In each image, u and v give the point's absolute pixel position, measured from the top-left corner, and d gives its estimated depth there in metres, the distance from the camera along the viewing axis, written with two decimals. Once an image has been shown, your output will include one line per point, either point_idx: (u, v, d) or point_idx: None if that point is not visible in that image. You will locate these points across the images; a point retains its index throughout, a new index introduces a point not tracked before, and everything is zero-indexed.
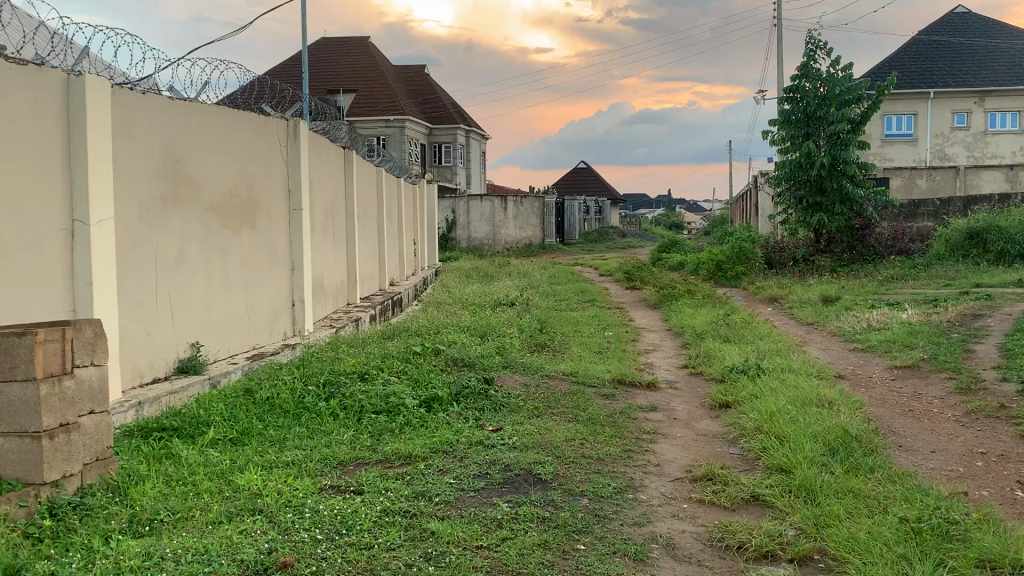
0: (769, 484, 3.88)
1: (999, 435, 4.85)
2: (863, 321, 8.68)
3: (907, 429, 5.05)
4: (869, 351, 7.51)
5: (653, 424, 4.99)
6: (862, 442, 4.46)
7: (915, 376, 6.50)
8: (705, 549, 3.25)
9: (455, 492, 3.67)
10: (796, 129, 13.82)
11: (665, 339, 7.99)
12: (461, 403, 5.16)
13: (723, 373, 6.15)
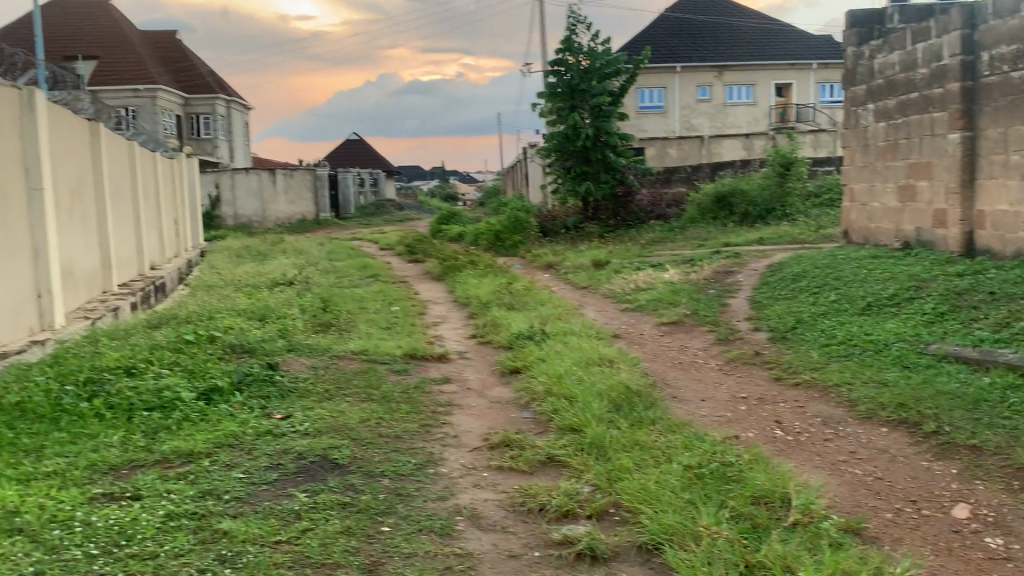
0: (563, 445, 4.00)
1: (757, 380, 5.34)
2: (632, 283, 9.18)
3: (679, 381, 5.42)
4: (639, 310, 7.99)
5: (447, 397, 4.99)
6: (642, 397, 4.73)
7: (682, 331, 7.00)
8: (508, 515, 3.29)
9: (247, 487, 3.46)
10: (561, 102, 14.26)
11: (452, 310, 8.05)
12: (244, 391, 4.87)
13: (510, 340, 6.29)
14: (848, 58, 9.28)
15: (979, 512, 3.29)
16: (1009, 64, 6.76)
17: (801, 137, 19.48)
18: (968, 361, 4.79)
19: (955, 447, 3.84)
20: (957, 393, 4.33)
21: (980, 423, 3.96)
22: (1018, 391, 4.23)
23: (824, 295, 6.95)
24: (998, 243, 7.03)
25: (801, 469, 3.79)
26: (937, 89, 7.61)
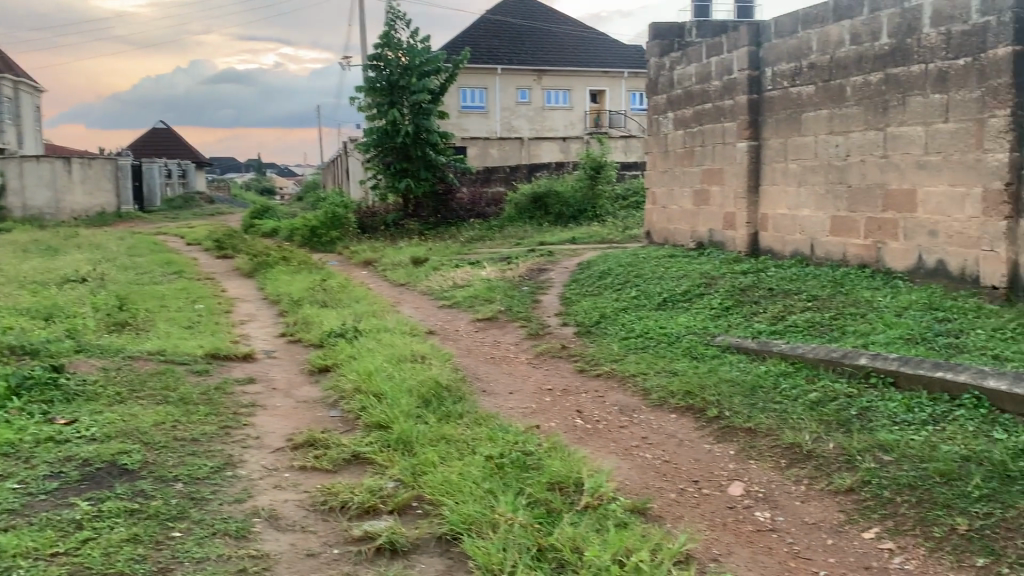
0: (369, 442, 4.00)
1: (562, 372, 5.56)
2: (449, 281, 9.27)
3: (488, 375, 5.54)
4: (454, 307, 8.08)
5: (251, 397, 4.83)
6: (450, 391, 4.81)
7: (495, 326, 7.15)
8: (308, 514, 3.25)
9: (21, 498, 3.20)
10: (381, 97, 14.14)
11: (262, 308, 7.79)
12: (23, 396, 4.49)
13: (321, 338, 6.18)
14: (651, 67, 9.82)
15: (750, 489, 3.59)
16: (788, 80, 7.41)
17: (612, 142, 20.39)
18: (747, 351, 5.21)
19: (733, 430, 4.17)
20: (737, 380, 4.71)
21: (755, 408, 4.32)
22: (788, 377, 4.66)
23: (627, 291, 7.33)
24: (778, 244, 7.70)
25: (596, 455, 3.99)
26: (728, 100, 8.21)
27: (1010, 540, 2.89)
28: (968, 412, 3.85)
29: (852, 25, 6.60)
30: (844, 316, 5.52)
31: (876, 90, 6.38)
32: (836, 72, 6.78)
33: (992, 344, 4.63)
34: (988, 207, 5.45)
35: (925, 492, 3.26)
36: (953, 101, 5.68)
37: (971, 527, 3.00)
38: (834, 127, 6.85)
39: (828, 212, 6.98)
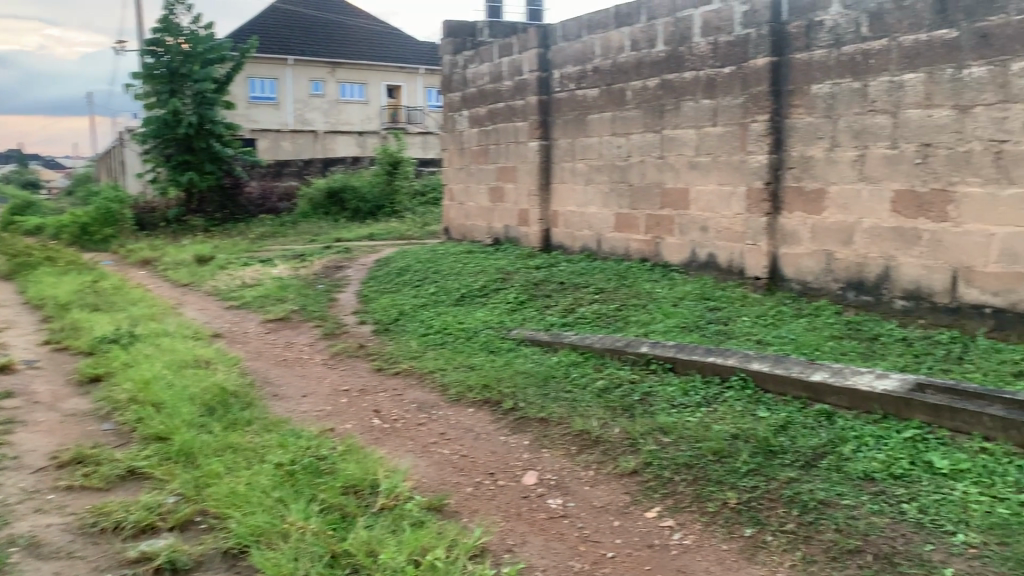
0: (146, 455, 3.71)
1: (358, 371, 5.45)
2: (238, 280, 8.84)
3: (280, 378, 5.33)
4: (244, 308, 7.72)
5: (7, 414, 4.35)
6: (238, 398, 4.58)
7: (287, 327, 6.90)
8: (75, 539, 2.96)
9: None
10: (160, 84, 13.24)
11: (22, 314, 7.05)
12: None
13: (92, 345, 5.68)
14: (444, 65, 9.87)
15: (543, 477, 3.69)
16: (574, 82, 7.70)
17: (410, 138, 20.34)
18: (541, 342, 5.36)
19: (528, 420, 4.28)
20: (531, 372, 4.83)
21: (547, 398, 4.45)
22: (578, 367, 4.84)
23: (425, 288, 7.32)
24: (569, 239, 8.00)
25: (393, 454, 3.95)
26: (519, 100, 8.41)
27: (773, 510, 3.14)
28: (736, 393, 4.17)
29: (632, 31, 6.95)
30: (628, 307, 5.82)
31: (653, 95, 6.76)
32: (618, 76, 7.12)
33: (756, 330, 5.05)
34: (751, 204, 5.94)
35: (700, 469, 3.49)
36: (721, 106, 6.13)
37: (740, 500, 3.24)
38: (617, 128, 7.19)
39: (614, 208, 7.33)
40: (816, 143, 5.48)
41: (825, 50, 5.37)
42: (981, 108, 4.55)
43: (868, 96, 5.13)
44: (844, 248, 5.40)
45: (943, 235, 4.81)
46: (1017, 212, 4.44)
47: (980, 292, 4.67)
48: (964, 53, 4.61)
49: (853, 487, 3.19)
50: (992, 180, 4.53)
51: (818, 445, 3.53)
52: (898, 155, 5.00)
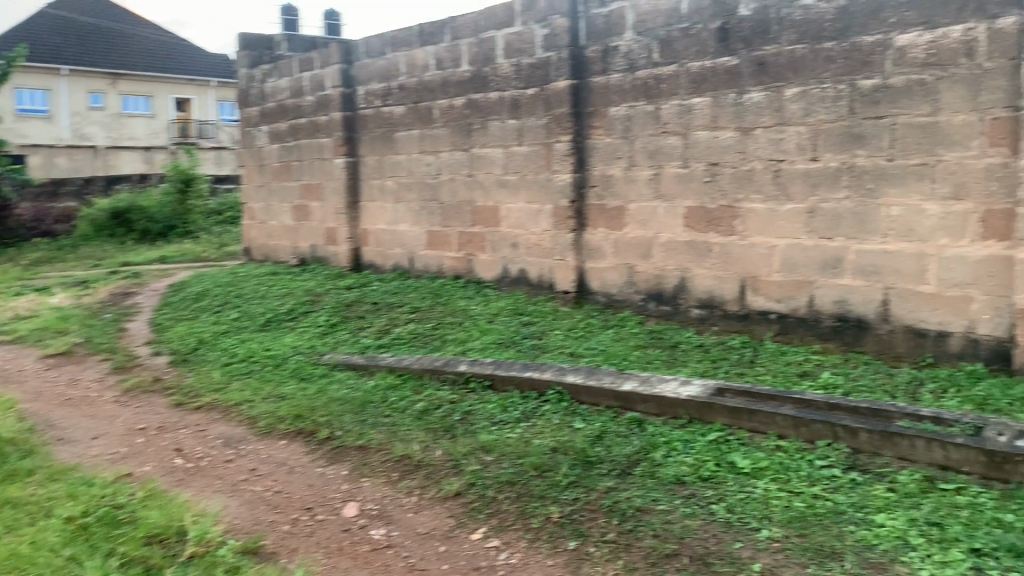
0: None
1: (156, 407, 5.05)
2: (9, 312, 7.96)
3: (64, 420, 4.84)
4: (17, 343, 6.95)
5: None
6: (15, 446, 4.10)
7: (70, 362, 6.28)
8: None
9: None
10: None
11: None
12: None
13: None
14: (241, 79, 9.45)
15: (364, 508, 3.57)
16: (380, 100, 7.61)
17: (203, 154, 19.35)
18: (355, 367, 5.22)
19: (345, 449, 4.13)
20: (346, 397, 4.68)
21: (365, 424, 4.32)
22: (395, 390, 4.75)
23: (226, 313, 6.94)
24: (379, 258, 7.88)
25: (200, 496, 3.67)
26: (323, 116, 8.20)
27: (594, 521, 3.20)
28: (553, 406, 4.25)
29: (436, 50, 6.97)
30: (443, 326, 5.80)
31: (459, 113, 6.82)
32: (424, 94, 7.12)
33: (568, 343, 5.19)
34: (557, 221, 6.11)
35: (522, 486, 3.51)
36: (526, 126, 6.27)
37: (562, 514, 3.28)
38: (424, 146, 7.18)
39: (423, 226, 7.30)
40: (616, 162, 5.73)
41: (621, 73, 5.63)
42: (760, 130, 4.94)
43: (661, 118, 5.43)
44: (644, 261, 5.66)
45: (732, 248, 5.16)
46: (795, 225, 4.85)
47: (766, 299, 5.05)
48: (744, 79, 4.98)
49: (667, 492, 3.33)
50: (773, 196, 4.92)
51: (632, 453, 3.66)
52: (690, 174, 5.32)
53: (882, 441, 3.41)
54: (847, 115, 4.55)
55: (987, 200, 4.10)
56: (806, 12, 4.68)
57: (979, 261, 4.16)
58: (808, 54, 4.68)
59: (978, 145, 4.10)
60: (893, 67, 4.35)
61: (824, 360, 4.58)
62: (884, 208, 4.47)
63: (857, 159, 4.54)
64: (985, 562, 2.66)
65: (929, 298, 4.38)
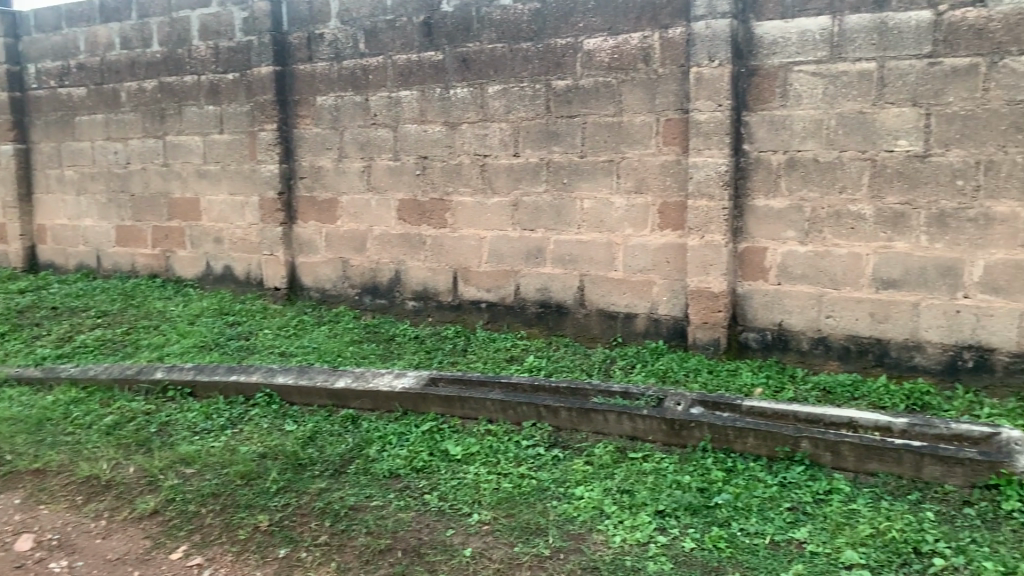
0: None
1: None
2: None
3: None
4: None
5: None
6: None
7: None
8: None
9: None
10: None
11: None
12: None
13: None
14: None
15: (42, 539, 3.16)
16: (55, 80, 6.79)
17: None
18: (30, 381, 4.62)
19: (18, 475, 3.63)
20: (19, 417, 4.11)
21: (42, 445, 3.83)
22: (79, 404, 4.26)
23: None
24: (61, 257, 7.05)
25: None
26: None
27: (305, 525, 3.09)
28: (262, 410, 4.05)
29: (121, 28, 6.36)
30: (137, 330, 5.31)
31: (151, 98, 6.28)
32: (109, 76, 6.47)
33: (278, 342, 4.98)
34: (263, 214, 5.84)
35: (228, 497, 3.30)
36: (226, 114, 5.92)
37: (271, 522, 3.12)
38: (111, 133, 6.53)
39: (113, 221, 6.65)
40: (325, 153, 5.60)
41: (327, 63, 5.49)
42: (465, 125, 5.06)
43: (370, 110, 5.38)
44: (356, 255, 5.59)
45: (443, 240, 5.25)
46: (501, 217, 5.04)
47: (476, 290, 5.20)
48: (449, 74, 5.07)
49: (381, 487, 3.30)
50: (479, 190, 5.08)
51: (345, 451, 3.59)
52: (400, 167, 5.33)
53: (580, 417, 3.64)
54: (544, 112, 4.80)
55: (664, 193, 4.52)
56: (504, 12, 4.83)
57: (660, 248, 4.59)
58: (507, 52, 4.85)
59: (655, 143, 4.50)
60: (583, 69, 4.64)
61: (530, 345, 4.81)
62: (578, 201, 4.78)
63: (553, 155, 4.81)
64: (668, 522, 2.92)
65: (618, 283, 4.75)
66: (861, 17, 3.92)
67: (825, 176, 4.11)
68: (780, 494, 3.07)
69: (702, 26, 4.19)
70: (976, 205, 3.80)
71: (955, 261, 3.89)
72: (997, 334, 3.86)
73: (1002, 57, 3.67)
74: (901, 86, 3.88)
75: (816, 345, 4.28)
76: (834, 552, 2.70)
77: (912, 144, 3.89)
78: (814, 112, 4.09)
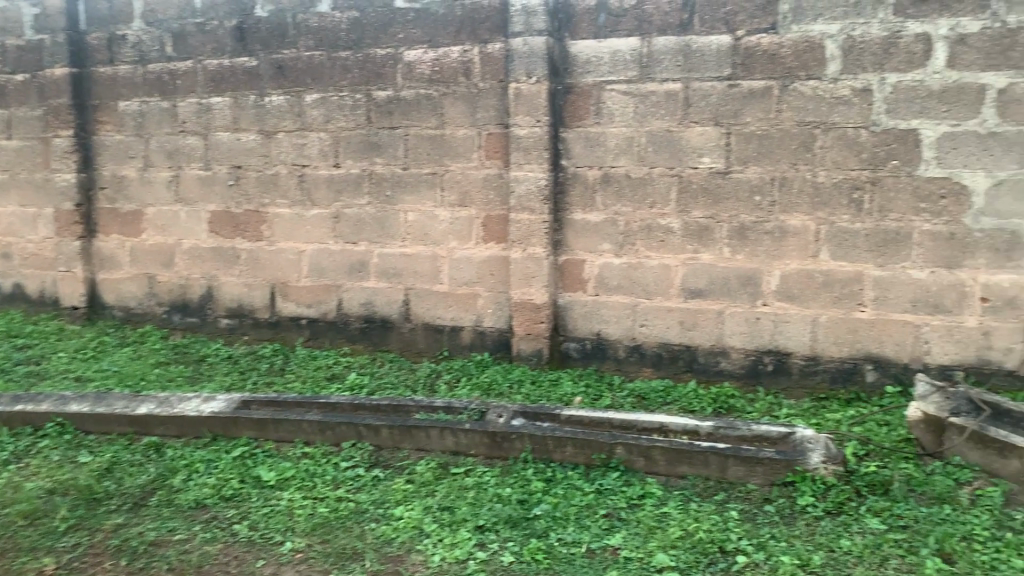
0: None
1: None
2: None
3: None
4: None
5: None
6: None
7: None
8: None
9: None
10: None
11: None
12: None
13: None
14: None
15: None
16: None
17: None
18: None
19: None
20: None
21: None
22: None
23: None
24: None
25: None
26: None
27: (98, 566, 2.83)
28: (52, 441, 3.71)
29: None
30: None
31: None
32: None
33: (74, 366, 4.59)
34: (58, 227, 5.39)
35: (8, 541, 2.98)
36: (16, 118, 5.43)
37: (59, 564, 2.84)
38: None
39: None
40: (129, 162, 5.24)
41: (130, 65, 5.14)
42: (282, 134, 4.88)
43: (178, 117, 5.09)
44: (164, 270, 5.27)
45: (259, 254, 5.04)
46: (321, 230, 4.89)
47: (295, 305, 5.02)
48: (263, 81, 4.87)
49: (185, 519, 3.08)
50: (298, 202, 4.91)
51: (146, 483, 3.34)
52: (212, 177, 5.07)
53: (400, 435, 3.57)
54: (364, 123, 4.70)
55: (487, 207, 4.53)
56: (321, 19, 4.69)
57: (482, 261, 4.60)
58: (325, 60, 4.71)
59: (477, 156, 4.51)
60: (403, 80, 4.58)
61: (352, 362, 4.69)
62: (401, 214, 4.72)
63: (374, 167, 4.72)
64: (487, 537, 2.90)
65: (442, 297, 4.72)
66: (668, 39, 4.09)
67: (637, 191, 4.26)
68: (596, 502, 3.12)
69: (519, 42, 4.22)
70: (771, 219, 4.06)
71: (754, 271, 4.13)
72: (793, 339, 4.13)
73: (793, 81, 3.92)
74: (705, 106, 4.08)
75: (632, 353, 4.43)
76: (646, 556, 2.78)
77: (715, 161, 4.10)
78: (627, 130, 4.23)
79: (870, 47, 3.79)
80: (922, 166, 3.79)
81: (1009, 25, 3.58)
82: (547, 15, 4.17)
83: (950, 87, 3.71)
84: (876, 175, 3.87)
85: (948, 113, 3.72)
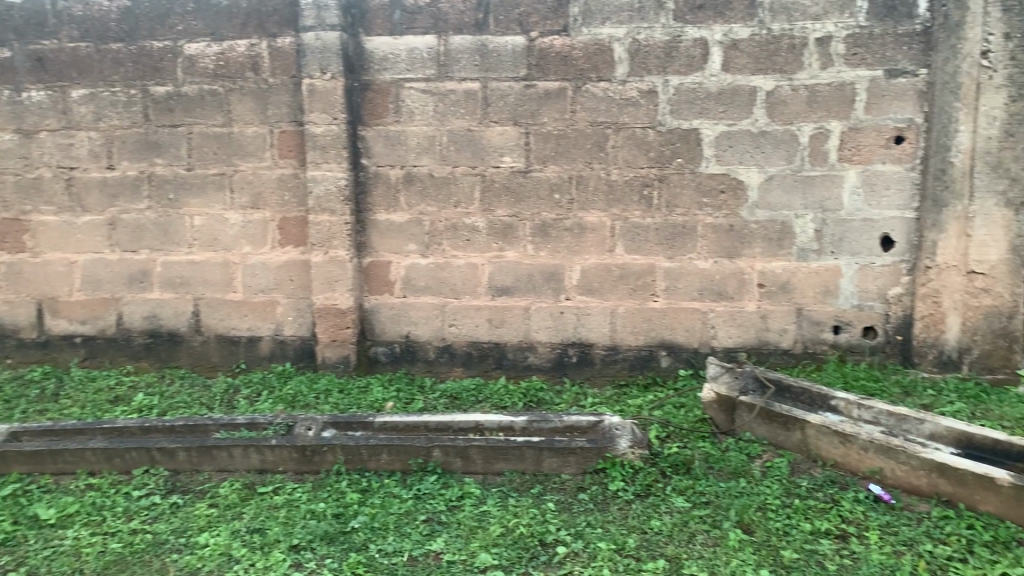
0: None
1: None
2: None
3: None
4: None
5: None
6: None
7: None
8: None
9: None
10: None
11: None
12: None
13: None
14: None
15: None
16: None
17: None
18: None
19: None
20: None
21: None
22: None
23: None
24: None
25: None
26: None
27: None
28: None
29: None
30: None
31: None
32: None
33: None
34: None
35: None
36: None
37: None
38: None
39: None
40: None
41: None
42: (45, 134, 4.40)
43: None
44: None
45: (22, 267, 4.53)
46: (95, 238, 4.46)
47: (68, 322, 4.57)
48: (19, 74, 4.36)
49: None
50: (67, 207, 4.45)
51: None
52: None
53: (200, 456, 3.32)
54: (141, 121, 4.33)
55: (283, 209, 4.33)
56: (86, 7, 4.26)
57: (280, 266, 4.38)
58: (93, 52, 4.29)
59: (270, 156, 4.29)
60: (184, 75, 4.26)
61: (138, 381, 4.32)
62: (187, 218, 4.40)
63: (154, 168, 4.37)
64: (303, 556, 2.76)
65: (237, 305, 4.46)
66: (464, 38, 4.08)
67: (440, 191, 4.23)
68: (415, 508, 3.06)
69: (311, 37, 4.05)
70: (570, 216, 4.17)
71: (556, 267, 4.23)
72: (594, 330, 4.28)
73: (585, 83, 4.05)
74: (503, 106, 4.11)
75: (441, 354, 4.40)
76: (469, 557, 2.75)
77: (515, 160, 4.15)
78: (427, 128, 4.19)
79: (654, 50, 3.98)
80: (703, 163, 4.04)
81: (773, 33, 3.88)
82: (340, 10, 4.02)
83: (725, 89, 3.97)
84: (664, 172, 4.08)
85: (724, 113, 3.99)
